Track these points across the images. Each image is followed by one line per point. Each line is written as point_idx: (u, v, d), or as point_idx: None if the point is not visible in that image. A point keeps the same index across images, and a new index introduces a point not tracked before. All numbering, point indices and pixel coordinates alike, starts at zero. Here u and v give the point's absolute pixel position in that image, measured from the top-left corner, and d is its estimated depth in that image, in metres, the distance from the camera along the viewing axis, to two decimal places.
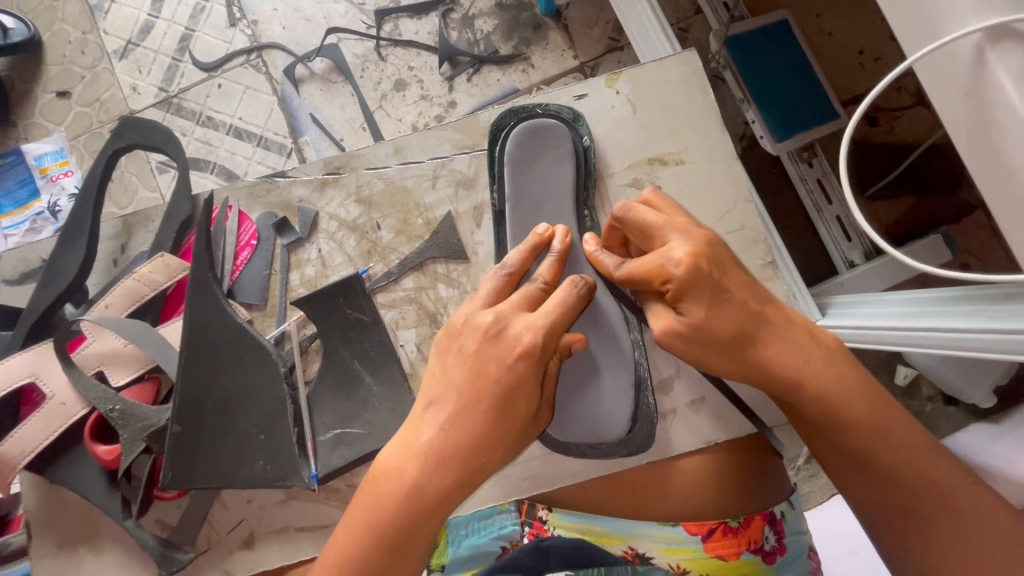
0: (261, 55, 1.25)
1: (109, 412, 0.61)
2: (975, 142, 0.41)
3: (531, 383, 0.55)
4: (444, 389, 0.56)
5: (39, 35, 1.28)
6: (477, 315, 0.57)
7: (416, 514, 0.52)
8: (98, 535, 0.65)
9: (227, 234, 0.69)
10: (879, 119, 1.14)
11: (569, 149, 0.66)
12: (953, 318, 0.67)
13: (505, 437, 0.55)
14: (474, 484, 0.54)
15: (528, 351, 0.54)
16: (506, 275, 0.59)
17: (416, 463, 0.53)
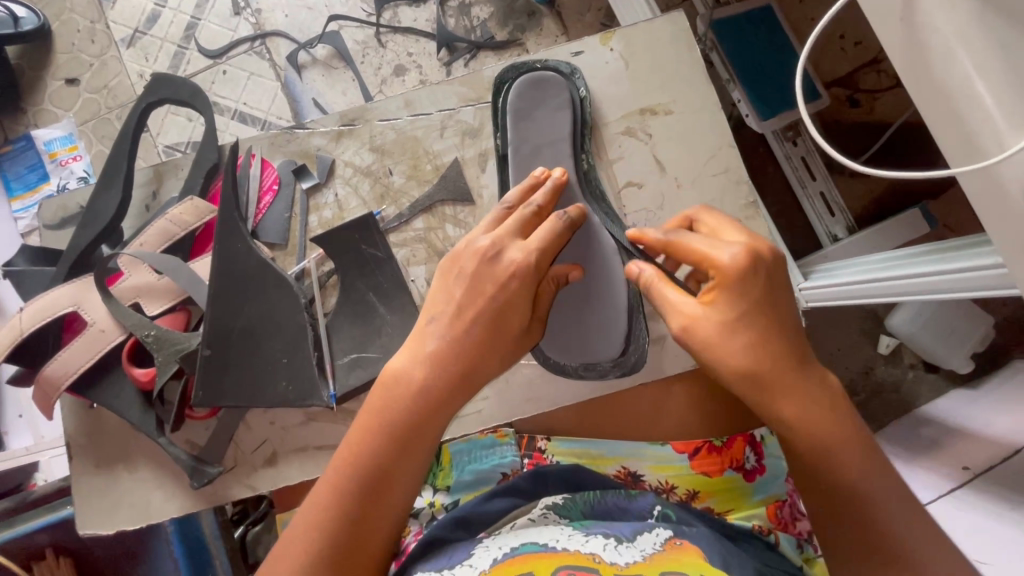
0: (265, 42, 1.32)
1: (144, 336, 0.67)
2: (910, 60, 0.50)
3: (524, 302, 0.58)
4: (445, 305, 0.58)
5: (48, 24, 1.33)
6: (477, 240, 0.60)
7: (420, 414, 0.56)
8: (135, 454, 0.71)
9: (251, 179, 0.76)
10: (859, 100, 1.23)
11: (567, 97, 0.73)
12: (919, 267, 0.76)
13: (497, 349, 0.58)
14: (468, 389, 0.57)
15: (520, 271, 0.57)
16: (506, 209, 0.62)
17: (422, 370, 0.56)
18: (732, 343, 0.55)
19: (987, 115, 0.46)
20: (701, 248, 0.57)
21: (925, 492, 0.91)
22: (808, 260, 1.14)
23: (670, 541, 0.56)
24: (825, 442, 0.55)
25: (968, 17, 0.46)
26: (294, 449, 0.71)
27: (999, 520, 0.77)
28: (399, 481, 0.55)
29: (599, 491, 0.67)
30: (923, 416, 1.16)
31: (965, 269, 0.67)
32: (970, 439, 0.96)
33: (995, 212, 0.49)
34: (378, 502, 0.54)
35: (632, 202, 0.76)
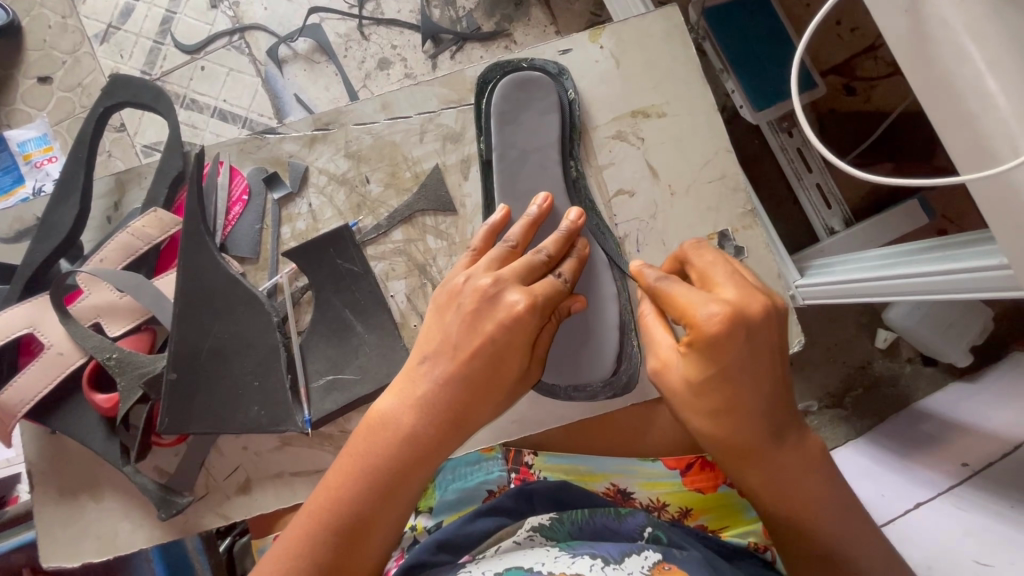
0: (244, 36, 1.26)
1: (106, 359, 0.63)
2: (917, 58, 0.46)
3: (525, 347, 0.54)
4: (437, 345, 0.54)
5: (18, 20, 1.27)
6: (476, 278, 0.55)
7: (409, 462, 0.52)
8: (101, 481, 0.68)
9: (219, 189, 0.71)
10: (856, 89, 1.18)
11: (555, 100, 0.68)
12: (922, 264, 0.72)
13: (492, 394, 0.54)
14: (463, 433, 0.54)
15: (522, 318, 0.52)
16: (510, 247, 0.57)
17: (411, 416, 0.53)
18: (701, 404, 0.53)
19: (998, 116, 0.42)
20: (683, 301, 0.52)
21: (923, 487, 0.88)
22: (803, 254, 1.10)
23: (659, 565, 0.53)
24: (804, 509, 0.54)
25: (981, 11, 0.42)
26: (268, 474, 0.68)
27: (995, 517, 0.75)
28: (376, 529, 0.52)
29: (587, 510, 0.64)
30: (922, 411, 1.14)
31: (969, 269, 0.63)
32: (973, 435, 0.93)
33: (1005, 226, 0.46)
34: (354, 551, 0.51)
35: (624, 211, 0.72)
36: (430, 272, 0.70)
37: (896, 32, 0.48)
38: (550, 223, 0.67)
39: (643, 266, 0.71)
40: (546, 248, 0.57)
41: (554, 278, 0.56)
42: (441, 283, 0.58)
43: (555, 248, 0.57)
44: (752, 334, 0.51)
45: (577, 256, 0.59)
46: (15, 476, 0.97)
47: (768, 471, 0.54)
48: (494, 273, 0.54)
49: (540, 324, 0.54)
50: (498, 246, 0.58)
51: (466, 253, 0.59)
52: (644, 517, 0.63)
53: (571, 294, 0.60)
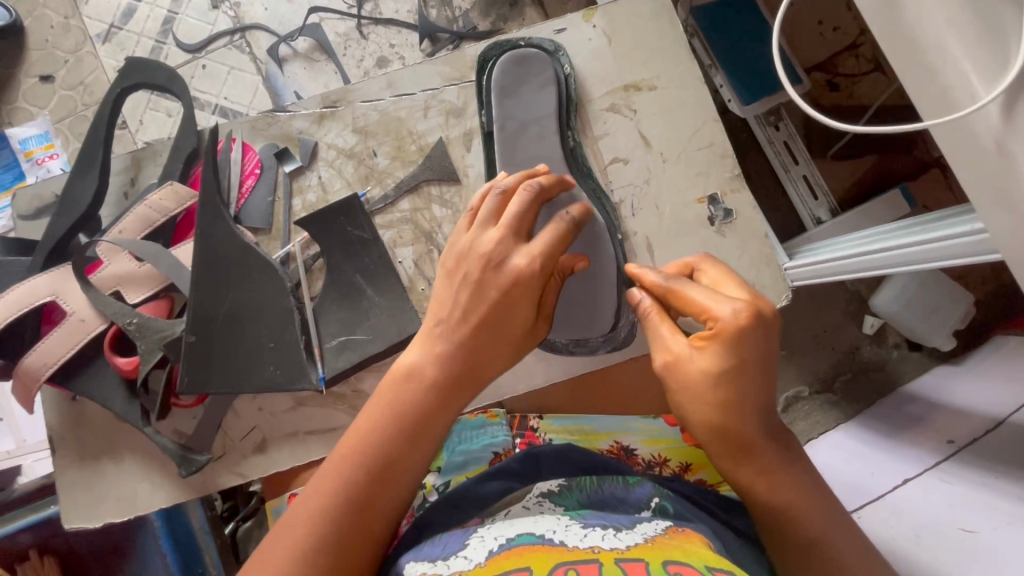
0: (245, 36, 1.30)
1: (126, 324, 0.66)
2: (885, 20, 0.51)
3: (527, 303, 0.57)
4: (450, 306, 0.58)
5: (20, 20, 1.32)
6: (480, 240, 0.58)
7: (430, 412, 0.56)
8: (121, 444, 0.70)
9: (232, 163, 0.74)
10: (839, 85, 1.24)
11: (551, 75, 0.72)
12: (895, 241, 0.78)
13: (502, 349, 0.58)
14: (465, 390, 0.57)
15: (523, 278, 0.56)
16: (501, 194, 0.60)
17: (437, 366, 0.57)
18: (711, 396, 0.55)
19: (959, 68, 0.46)
20: (699, 299, 0.57)
21: (911, 464, 0.92)
22: (794, 241, 1.15)
23: (672, 528, 0.55)
24: (787, 499, 0.56)
25: None
26: (283, 434, 0.71)
27: (980, 488, 0.79)
28: (400, 475, 0.55)
29: (596, 479, 0.66)
30: (908, 393, 1.19)
31: (937, 240, 0.69)
32: (960, 415, 0.97)
33: (968, 175, 0.49)
34: (377, 496, 0.54)
35: (619, 178, 0.76)
36: (436, 240, 0.73)
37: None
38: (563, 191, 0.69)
39: (638, 228, 0.76)
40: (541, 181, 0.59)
41: (561, 218, 0.59)
42: (448, 248, 0.62)
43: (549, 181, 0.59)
44: (768, 329, 0.56)
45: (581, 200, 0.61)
46: (16, 469, 0.98)
47: (764, 467, 0.57)
48: (498, 233, 0.58)
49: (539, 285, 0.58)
50: (490, 194, 0.60)
51: (465, 215, 0.62)
52: (651, 487, 0.65)
53: (575, 253, 0.61)
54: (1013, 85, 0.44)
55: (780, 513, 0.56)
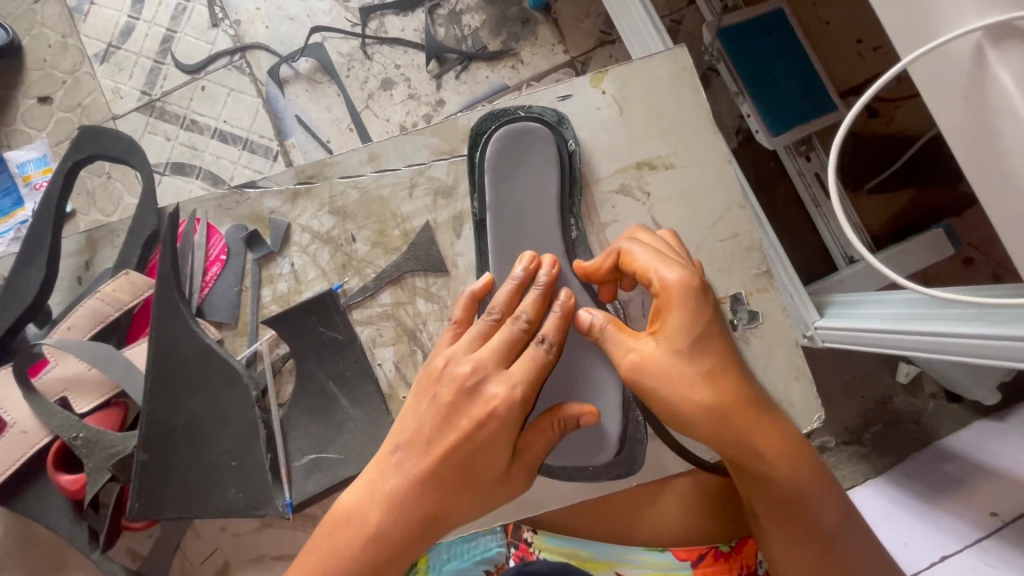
0: (245, 56, 1.30)
1: (72, 440, 0.58)
2: (976, 149, 0.39)
3: (505, 446, 0.50)
4: (410, 436, 0.50)
5: (18, 40, 1.31)
6: (457, 363, 0.51)
7: (381, 561, 0.49)
8: (70, 565, 0.63)
9: (195, 249, 0.66)
10: (878, 110, 1.11)
11: (553, 153, 0.63)
12: (940, 322, 0.64)
13: (473, 496, 0.50)
14: (432, 536, 0.50)
15: (501, 416, 0.49)
16: (491, 317, 0.53)
17: (379, 513, 0.49)
18: (692, 375, 0.48)
19: None
20: (643, 264, 0.51)
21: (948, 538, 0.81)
22: (822, 285, 1.01)
23: None
24: (792, 488, 0.50)
25: None
26: (247, 559, 0.63)
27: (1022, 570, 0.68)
28: None
29: None
30: (944, 450, 1.05)
31: (987, 334, 0.56)
32: (997, 478, 0.86)
33: None
34: None
35: None
36: (420, 339, 0.64)
37: (948, 116, 0.40)
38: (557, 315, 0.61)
39: None
40: (530, 310, 0.52)
41: (535, 346, 0.50)
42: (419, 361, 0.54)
43: (536, 314, 0.52)
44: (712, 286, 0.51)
45: (563, 313, 0.52)
46: None
47: (759, 460, 0.50)
48: (478, 357, 0.50)
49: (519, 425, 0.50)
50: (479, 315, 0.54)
51: (448, 328, 0.55)
52: None
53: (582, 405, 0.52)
54: None
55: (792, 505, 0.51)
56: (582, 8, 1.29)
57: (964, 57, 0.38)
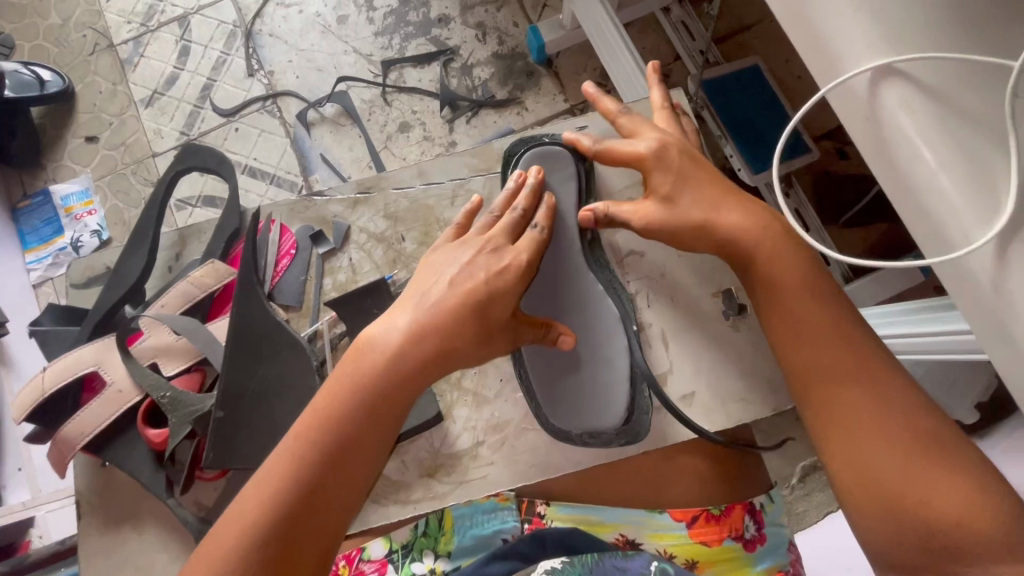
0: (276, 102, 1.49)
1: (160, 398, 0.68)
2: (878, 153, 0.52)
3: (512, 295, 0.63)
4: (433, 284, 0.63)
5: (73, 86, 1.53)
6: (473, 241, 0.66)
7: (397, 372, 0.58)
8: (143, 512, 0.72)
9: (270, 243, 0.79)
10: (848, 152, 1.30)
11: (572, 171, 0.77)
12: (918, 323, 0.78)
13: (481, 337, 0.61)
14: (446, 364, 0.60)
15: (508, 272, 0.63)
16: (493, 214, 0.70)
17: (416, 348, 0.59)
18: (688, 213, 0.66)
19: (953, 208, 0.47)
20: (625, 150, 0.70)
21: None
22: None
23: None
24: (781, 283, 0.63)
25: (927, 121, 0.48)
26: None
27: None
28: (355, 453, 0.57)
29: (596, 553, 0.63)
30: None
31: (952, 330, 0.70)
32: None
33: (973, 306, 0.49)
34: (352, 455, 0.57)
35: (634, 269, 0.81)
36: None
37: (860, 136, 0.54)
38: (568, 294, 0.76)
39: (653, 319, 0.80)
40: (521, 205, 0.69)
41: (532, 230, 0.68)
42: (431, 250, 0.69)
43: (528, 206, 0.70)
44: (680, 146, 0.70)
45: (546, 206, 0.70)
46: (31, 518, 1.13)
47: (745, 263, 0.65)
48: (491, 232, 0.67)
49: (522, 281, 0.64)
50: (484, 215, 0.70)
51: (454, 226, 0.70)
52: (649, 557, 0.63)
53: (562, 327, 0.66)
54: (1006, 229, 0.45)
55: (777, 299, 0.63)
56: (580, 62, 1.48)
57: (863, 90, 0.52)
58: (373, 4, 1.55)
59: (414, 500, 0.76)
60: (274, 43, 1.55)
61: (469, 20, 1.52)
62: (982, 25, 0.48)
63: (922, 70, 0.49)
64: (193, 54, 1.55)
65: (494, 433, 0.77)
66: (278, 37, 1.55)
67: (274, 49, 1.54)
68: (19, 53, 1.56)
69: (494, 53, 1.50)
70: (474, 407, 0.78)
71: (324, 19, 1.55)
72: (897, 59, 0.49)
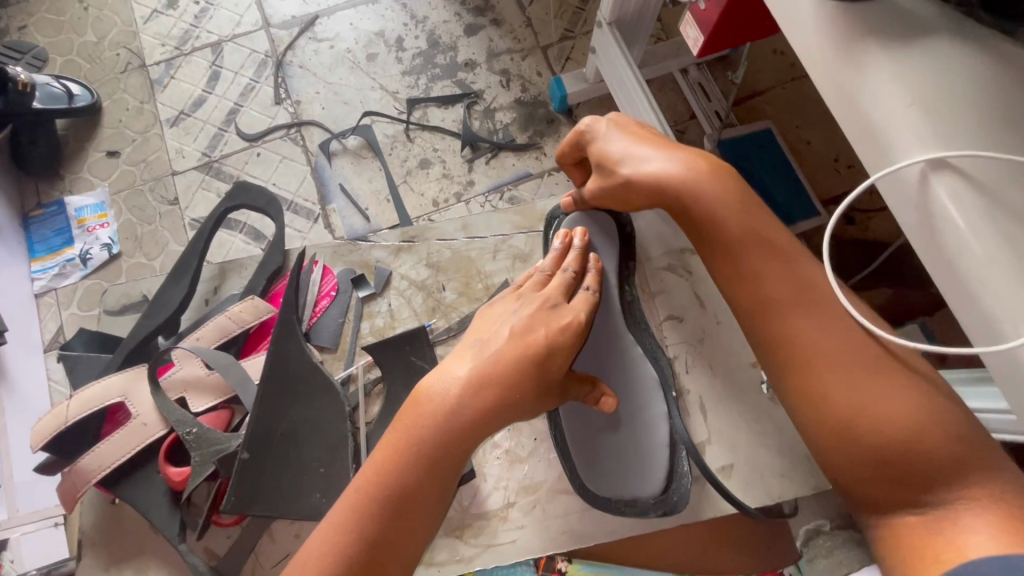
0: (301, 131, 1.51)
1: (186, 433, 0.67)
2: (925, 241, 0.53)
3: (566, 353, 0.62)
4: (489, 336, 0.61)
5: (101, 101, 1.55)
6: (525, 298, 0.66)
7: (454, 432, 0.56)
8: (150, 555, 0.71)
9: (312, 283, 0.81)
10: (856, 219, 1.34)
11: (615, 231, 0.79)
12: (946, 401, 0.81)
13: (536, 388, 0.59)
14: (503, 414, 0.58)
15: (566, 328, 0.62)
16: (543, 273, 0.70)
17: (466, 405, 0.57)
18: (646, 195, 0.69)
19: (1003, 304, 0.48)
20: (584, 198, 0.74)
21: None
22: None
23: None
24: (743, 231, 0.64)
25: (976, 217, 0.50)
26: None
27: None
28: (419, 508, 0.56)
29: None
30: None
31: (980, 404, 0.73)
32: None
33: (1016, 394, 0.50)
34: (405, 511, 0.55)
35: (673, 334, 0.82)
36: None
37: (906, 222, 0.55)
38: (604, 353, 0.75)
39: (692, 385, 0.80)
40: (571, 265, 0.70)
41: (584, 291, 0.68)
42: (483, 309, 0.68)
43: (579, 266, 0.70)
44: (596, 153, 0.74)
45: (594, 268, 0.71)
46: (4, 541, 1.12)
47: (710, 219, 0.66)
48: (549, 289, 0.67)
49: (576, 337, 0.63)
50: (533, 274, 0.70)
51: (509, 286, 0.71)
52: None
53: (606, 388, 0.64)
54: None
55: (737, 262, 0.65)
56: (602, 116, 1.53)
57: (913, 179, 0.53)
58: (402, 45, 1.60)
59: (439, 563, 0.73)
60: (303, 74, 1.59)
61: (495, 66, 1.57)
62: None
63: (973, 166, 0.51)
64: (222, 80, 1.59)
65: (526, 495, 0.75)
66: (307, 69, 1.59)
67: (303, 80, 1.58)
68: (51, 67, 1.60)
69: (517, 99, 1.55)
70: (506, 466, 0.77)
71: (353, 55, 1.60)
72: (951, 154, 0.51)
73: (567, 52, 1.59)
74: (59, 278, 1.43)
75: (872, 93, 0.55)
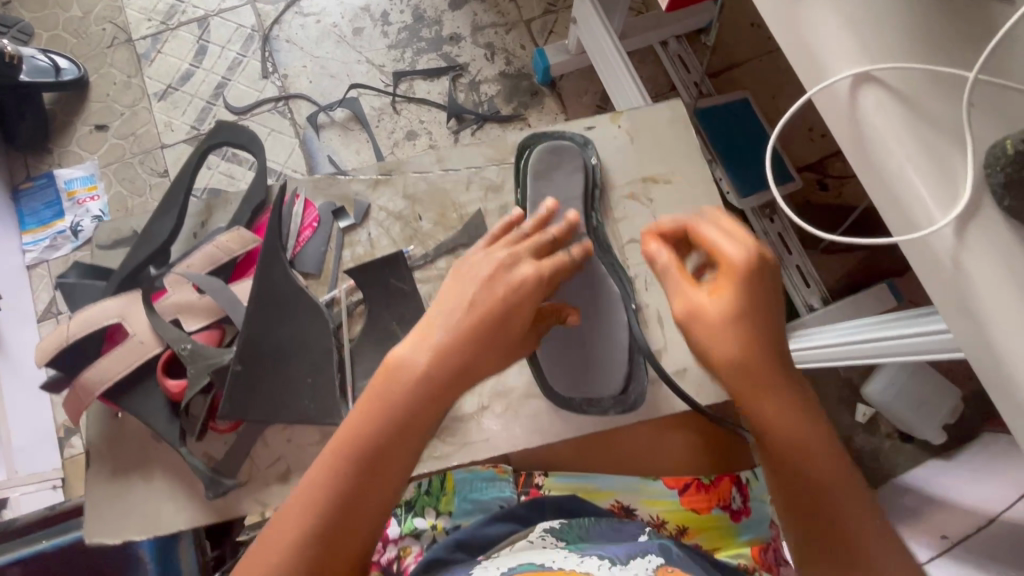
0: (289, 103, 1.55)
1: (181, 349, 0.72)
2: (856, 148, 0.59)
3: (539, 297, 0.63)
4: (467, 296, 0.61)
5: (88, 77, 1.57)
6: (498, 252, 0.65)
7: (430, 390, 0.57)
8: (154, 462, 0.76)
9: (294, 215, 0.84)
10: (829, 184, 1.40)
11: (580, 165, 0.86)
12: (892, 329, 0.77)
13: (511, 339, 0.61)
14: (481, 365, 0.59)
15: (542, 278, 0.63)
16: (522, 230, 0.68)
17: (446, 359, 0.57)
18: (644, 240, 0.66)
19: (920, 198, 0.54)
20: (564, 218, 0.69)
21: None
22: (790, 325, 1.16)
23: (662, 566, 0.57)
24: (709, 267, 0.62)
25: (897, 122, 0.55)
26: (307, 466, 0.76)
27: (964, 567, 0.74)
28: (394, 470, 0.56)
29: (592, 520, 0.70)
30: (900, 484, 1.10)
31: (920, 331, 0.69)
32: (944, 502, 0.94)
33: (929, 274, 0.55)
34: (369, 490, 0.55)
35: (636, 256, 0.86)
36: None
37: (841, 135, 0.61)
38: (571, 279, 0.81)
39: (651, 300, 0.84)
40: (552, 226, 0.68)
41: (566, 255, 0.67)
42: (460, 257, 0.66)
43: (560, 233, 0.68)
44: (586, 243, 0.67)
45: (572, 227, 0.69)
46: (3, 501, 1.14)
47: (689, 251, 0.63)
48: (526, 245, 0.65)
49: (549, 285, 0.64)
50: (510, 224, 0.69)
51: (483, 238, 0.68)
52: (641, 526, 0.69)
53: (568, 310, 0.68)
54: (964, 213, 0.52)
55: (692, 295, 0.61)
56: (582, 86, 1.57)
57: (843, 94, 0.59)
58: (387, 19, 1.63)
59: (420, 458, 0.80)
60: (290, 49, 1.62)
61: (480, 40, 1.61)
62: (942, 44, 0.56)
63: (895, 78, 0.56)
64: (209, 55, 1.61)
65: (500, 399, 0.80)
66: (294, 43, 1.62)
67: (290, 54, 1.61)
68: (37, 42, 1.61)
69: (502, 72, 1.59)
70: None
71: (339, 30, 1.63)
72: (875, 67, 0.56)
73: (550, 25, 1.63)
74: (49, 251, 1.45)
75: (809, 21, 0.61)
